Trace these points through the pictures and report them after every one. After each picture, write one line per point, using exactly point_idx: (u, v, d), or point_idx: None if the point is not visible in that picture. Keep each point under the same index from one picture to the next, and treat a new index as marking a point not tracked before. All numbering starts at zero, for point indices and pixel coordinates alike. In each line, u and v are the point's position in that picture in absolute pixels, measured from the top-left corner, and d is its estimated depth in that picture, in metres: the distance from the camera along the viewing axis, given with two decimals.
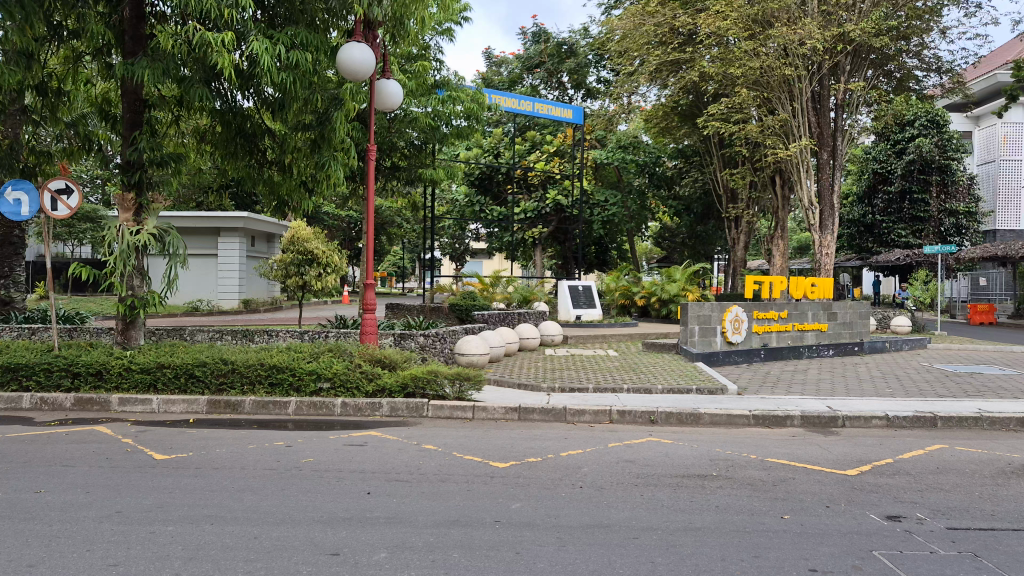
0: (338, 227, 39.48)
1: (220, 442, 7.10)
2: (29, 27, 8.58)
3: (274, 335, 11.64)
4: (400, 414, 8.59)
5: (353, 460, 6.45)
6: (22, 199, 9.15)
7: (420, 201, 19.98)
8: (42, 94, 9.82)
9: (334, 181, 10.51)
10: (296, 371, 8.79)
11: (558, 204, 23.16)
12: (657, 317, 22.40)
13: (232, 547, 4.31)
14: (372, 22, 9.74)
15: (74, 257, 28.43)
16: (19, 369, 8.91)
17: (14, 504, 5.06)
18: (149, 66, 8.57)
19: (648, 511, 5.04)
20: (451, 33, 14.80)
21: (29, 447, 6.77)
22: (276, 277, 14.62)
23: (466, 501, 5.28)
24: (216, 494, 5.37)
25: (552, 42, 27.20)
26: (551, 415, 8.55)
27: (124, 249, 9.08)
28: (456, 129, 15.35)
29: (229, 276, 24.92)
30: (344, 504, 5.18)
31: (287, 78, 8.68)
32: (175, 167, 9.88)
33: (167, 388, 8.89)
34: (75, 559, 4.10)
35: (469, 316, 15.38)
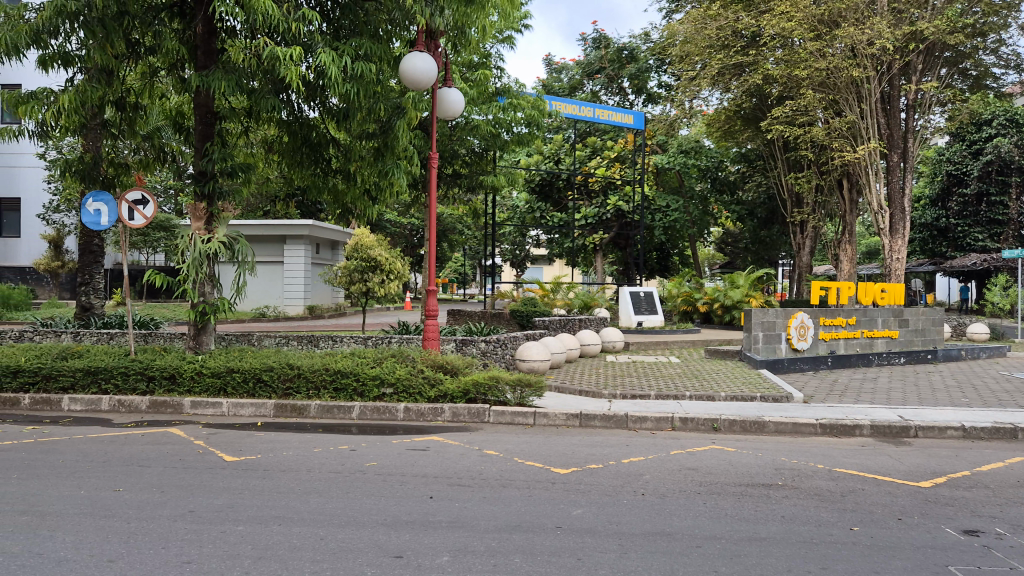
0: (400, 233, 40.06)
1: (287, 446, 7.26)
2: (109, 45, 8.99)
3: (339, 341, 11.92)
4: (462, 420, 8.65)
5: (416, 465, 6.54)
6: (102, 209, 9.56)
7: (481, 208, 20.11)
8: (120, 109, 10.18)
9: (397, 189, 10.67)
10: (359, 376, 8.95)
11: (619, 210, 22.99)
12: (719, 324, 22.05)
13: (299, 547, 4.41)
14: (435, 31, 9.84)
15: (148, 264, 29.43)
16: (99, 373, 9.27)
17: (94, 502, 5.26)
18: (222, 78, 8.93)
19: (711, 520, 4.98)
20: (512, 40, 14.86)
21: (108, 447, 7.04)
22: (340, 283, 14.87)
23: (527, 506, 5.29)
24: (283, 496, 5.49)
25: (612, 48, 27.18)
26: (612, 421, 8.49)
27: (196, 257, 9.36)
28: (517, 136, 15.51)
29: (295, 282, 25.43)
30: (407, 508, 5.24)
31: (352, 88, 8.86)
32: (245, 177, 10.14)
33: (236, 393, 9.13)
34: (151, 556, 4.24)
35: (530, 322, 15.38)
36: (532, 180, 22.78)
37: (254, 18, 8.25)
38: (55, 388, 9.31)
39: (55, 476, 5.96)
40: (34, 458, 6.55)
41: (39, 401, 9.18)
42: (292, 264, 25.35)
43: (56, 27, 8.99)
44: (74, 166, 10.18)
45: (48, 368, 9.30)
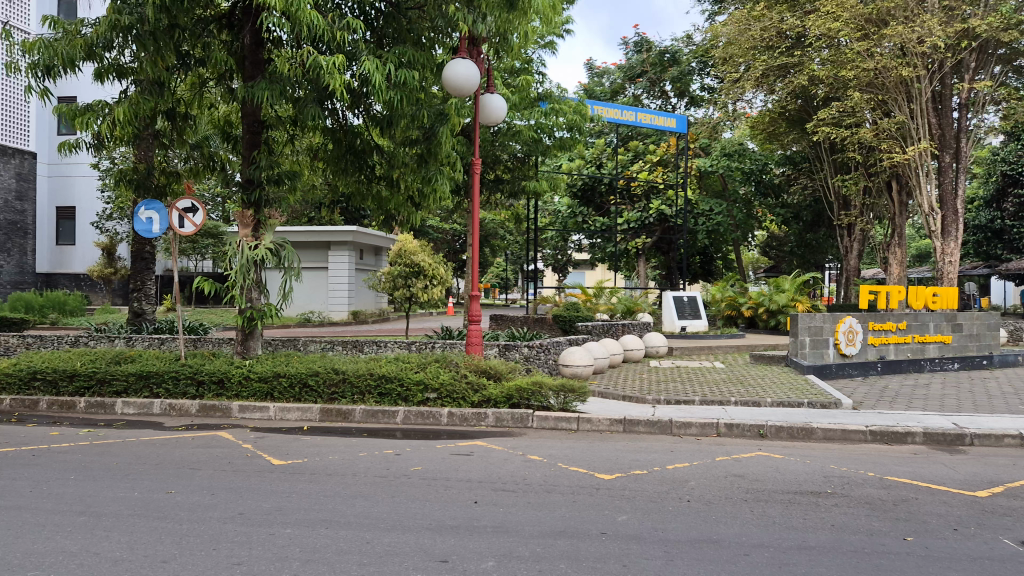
0: (443, 239, 40.34)
1: (333, 450, 7.35)
2: (160, 58, 9.21)
3: (383, 346, 12.02)
4: (506, 425, 8.66)
5: (460, 469, 6.57)
6: (154, 218, 9.83)
7: (523, 213, 20.14)
8: (171, 119, 10.40)
9: (439, 196, 10.74)
10: (403, 381, 9.02)
11: (661, 214, 22.83)
12: (765, 329, 21.76)
13: (346, 551, 4.45)
14: (477, 38, 9.88)
15: (197, 271, 30.01)
16: (152, 378, 9.49)
17: (147, 503, 5.38)
18: (267, 88, 9.10)
19: (758, 528, 4.90)
20: (554, 45, 14.88)
21: (160, 450, 7.20)
22: (384, 289, 15.00)
23: (571, 512, 5.27)
24: (330, 500, 5.56)
25: (654, 51, 27.07)
26: (656, 427, 8.42)
27: (244, 263, 9.53)
28: (559, 141, 15.53)
29: (340, 288, 25.70)
30: (452, 512, 5.26)
31: (396, 95, 8.94)
32: (291, 184, 10.27)
33: (283, 397, 9.28)
34: (203, 557, 4.32)
35: (573, 327, 15.35)
36: (573, 185, 22.74)
37: (299, 28, 8.38)
38: (109, 391, 9.54)
39: (109, 478, 6.10)
40: (90, 460, 6.72)
41: (94, 405, 9.40)
42: (337, 270, 25.65)
43: (109, 40, 9.25)
44: (129, 176, 10.44)
45: (102, 373, 9.53)
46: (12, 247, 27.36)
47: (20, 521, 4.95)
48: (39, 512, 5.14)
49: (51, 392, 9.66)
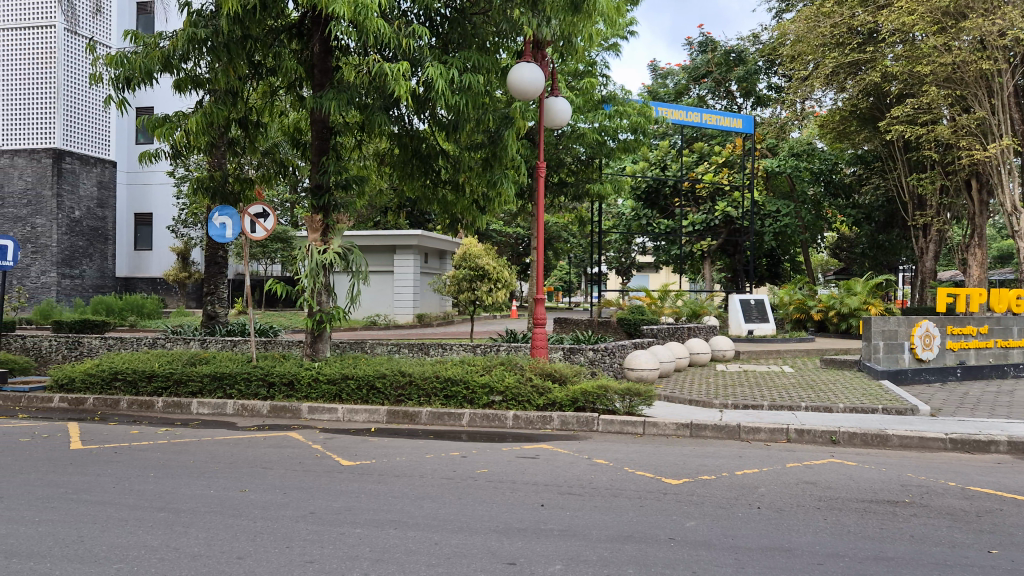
0: (506, 243, 40.52)
1: (401, 451, 7.43)
2: (233, 69, 9.52)
3: (448, 349, 12.11)
4: (571, 428, 8.65)
5: (526, 472, 6.58)
6: (227, 223, 10.12)
7: (587, 216, 20.08)
8: (244, 127, 10.71)
9: (504, 199, 10.79)
10: (469, 384, 9.09)
11: (728, 216, 22.45)
12: (835, 332, 21.20)
13: (415, 551, 4.50)
14: (541, 42, 9.92)
15: (266, 275, 30.75)
16: (225, 379, 9.78)
17: (223, 501, 5.53)
18: (335, 97, 9.31)
19: (833, 537, 4.78)
20: (618, 47, 14.81)
21: (234, 450, 7.40)
22: (449, 292, 15.13)
23: (639, 517, 5.23)
24: (398, 501, 5.63)
25: (719, 51, 26.71)
26: (724, 432, 8.30)
27: (313, 267, 9.72)
28: (623, 143, 15.45)
29: (405, 291, 26.00)
30: (518, 515, 5.27)
31: (461, 100, 9.04)
32: (358, 190, 10.43)
33: (351, 399, 9.45)
34: (277, 554, 4.42)
35: (638, 330, 15.25)
36: (637, 186, 22.61)
37: (365, 36, 8.54)
38: (185, 392, 9.85)
39: (186, 476, 6.30)
40: (169, 459, 6.96)
41: (171, 404, 9.71)
42: (402, 274, 25.94)
43: (185, 51, 9.57)
44: (205, 183, 10.79)
45: (179, 374, 9.86)
46: (94, 253, 28.46)
47: (105, 515, 5.15)
48: (122, 507, 5.34)
49: (131, 392, 10.03)
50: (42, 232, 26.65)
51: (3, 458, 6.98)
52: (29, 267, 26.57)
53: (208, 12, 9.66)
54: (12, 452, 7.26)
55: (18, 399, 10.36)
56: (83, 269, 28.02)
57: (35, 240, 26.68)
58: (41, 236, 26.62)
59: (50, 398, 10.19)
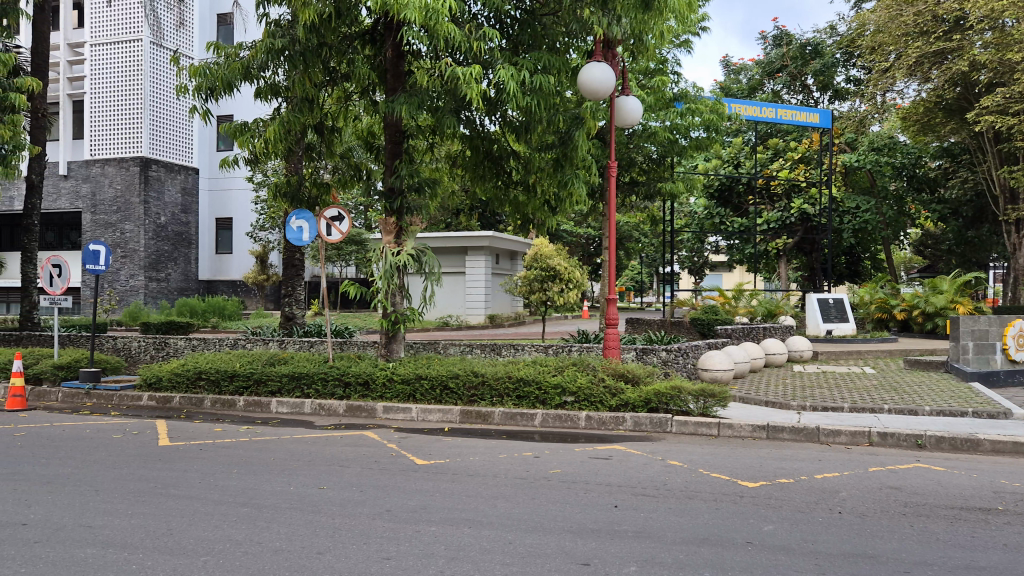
0: (577, 244, 40.42)
1: (473, 451, 7.49)
2: (308, 76, 9.78)
3: (520, 349, 12.12)
4: (644, 429, 8.58)
5: (600, 473, 6.54)
6: (303, 227, 10.36)
7: (659, 215, 19.84)
8: (319, 132, 10.99)
9: (576, 200, 10.75)
10: (541, 384, 9.10)
11: (804, 214, 21.87)
12: (919, 332, 20.45)
13: (490, 550, 4.52)
14: (611, 41, 9.89)
15: (341, 277, 31.37)
16: (303, 378, 10.03)
17: (303, 497, 5.68)
18: (406, 101, 9.45)
19: (919, 544, 4.61)
20: (689, 44, 14.60)
21: (313, 448, 7.58)
22: (520, 293, 15.18)
23: (715, 520, 5.15)
24: (473, 500, 5.67)
25: (794, 44, 26.10)
26: (802, 434, 8.09)
27: (387, 268, 9.91)
28: (695, 141, 15.24)
29: (477, 292, 26.16)
30: (592, 516, 5.25)
31: (532, 100, 9.09)
32: (431, 192, 10.53)
33: (425, 399, 9.57)
34: (355, 550, 4.51)
35: (712, 330, 15.00)
36: (710, 184, 22.25)
37: (437, 41, 8.63)
38: (265, 391, 10.15)
39: (267, 473, 6.49)
40: (251, 456, 7.18)
41: (251, 403, 10.01)
42: (474, 275, 26.10)
43: (263, 61, 9.85)
44: (282, 188, 11.09)
45: (259, 374, 10.16)
46: (178, 257, 29.54)
47: (192, 510, 5.34)
48: (208, 502, 5.53)
49: (214, 390, 10.39)
50: (131, 237, 27.84)
51: (97, 453, 7.31)
52: (118, 271, 27.79)
53: (286, 22, 9.94)
54: (106, 447, 7.60)
55: (111, 396, 10.86)
56: (169, 272, 29.08)
57: (124, 245, 27.87)
58: (130, 242, 27.81)
59: (139, 397, 10.65)
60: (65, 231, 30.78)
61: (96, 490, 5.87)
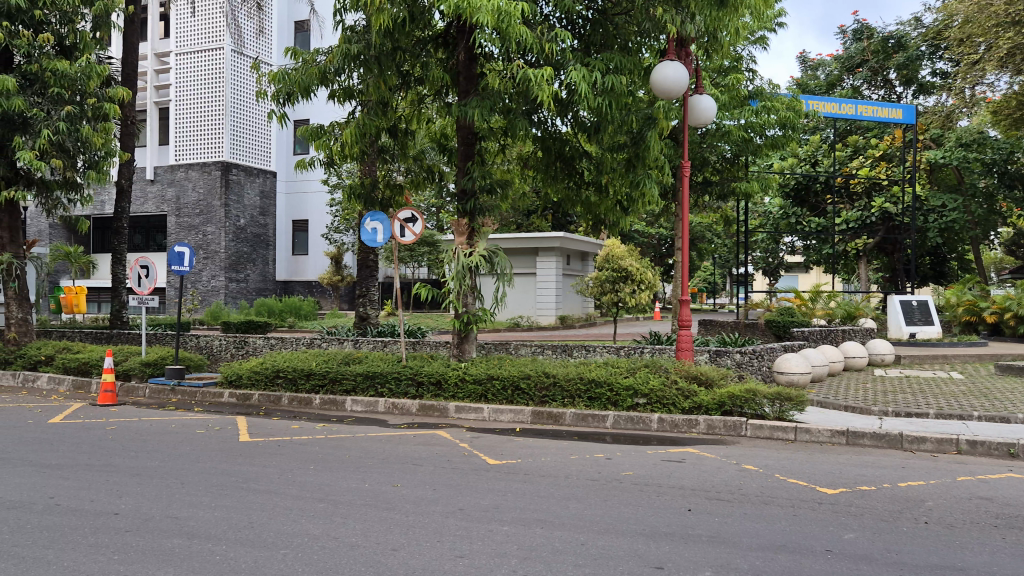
0: (649, 244, 40.08)
1: (545, 451, 7.51)
2: (383, 80, 9.96)
3: (591, 350, 12.08)
4: (718, 433, 8.45)
5: (672, 476, 6.47)
6: (377, 228, 10.59)
7: (734, 215, 19.49)
8: (393, 135, 11.16)
9: (648, 200, 10.65)
10: (613, 386, 9.06)
11: (886, 213, 21.14)
12: (1010, 336, 19.58)
13: (562, 551, 4.53)
14: (684, 40, 9.79)
15: (414, 278, 31.79)
16: (376, 378, 10.19)
17: (378, 495, 5.79)
18: (478, 104, 9.52)
19: (1013, 557, 4.42)
20: (765, 40, 14.33)
21: (387, 446, 7.71)
22: (592, 294, 15.13)
23: (792, 526, 5.03)
24: (544, 500, 5.68)
25: (876, 38, 25.30)
26: (884, 441, 7.84)
27: (459, 270, 10.03)
28: (771, 139, 14.95)
29: (548, 293, 26.17)
30: (665, 519, 5.20)
31: (603, 101, 9.06)
32: (503, 193, 10.58)
33: (496, 400, 9.62)
34: (429, 548, 4.57)
35: (788, 333, 14.66)
36: (786, 184, 21.72)
37: (509, 43, 8.68)
38: (340, 390, 10.36)
39: (343, 470, 6.63)
40: (328, 453, 7.36)
41: (327, 402, 10.25)
42: (545, 276, 26.11)
43: (339, 66, 10.09)
44: (357, 190, 11.29)
45: (334, 372, 10.39)
46: (257, 258, 30.41)
47: (272, 504, 5.50)
48: (287, 497, 5.69)
49: (292, 389, 10.68)
50: (212, 239, 28.84)
51: (183, 448, 7.60)
52: (201, 272, 28.79)
53: (361, 28, 10.17)
54: (190, 442, 7.89)
55: (194, 393, 11.26)
56: (248, 273, 29.96)
57: (207, 247, 28.87)
58: (211, 243, 28.80)
59: (221, 394, 11.02)
60: (152, 233, 32.05)
61: (181, 482, 6.10)
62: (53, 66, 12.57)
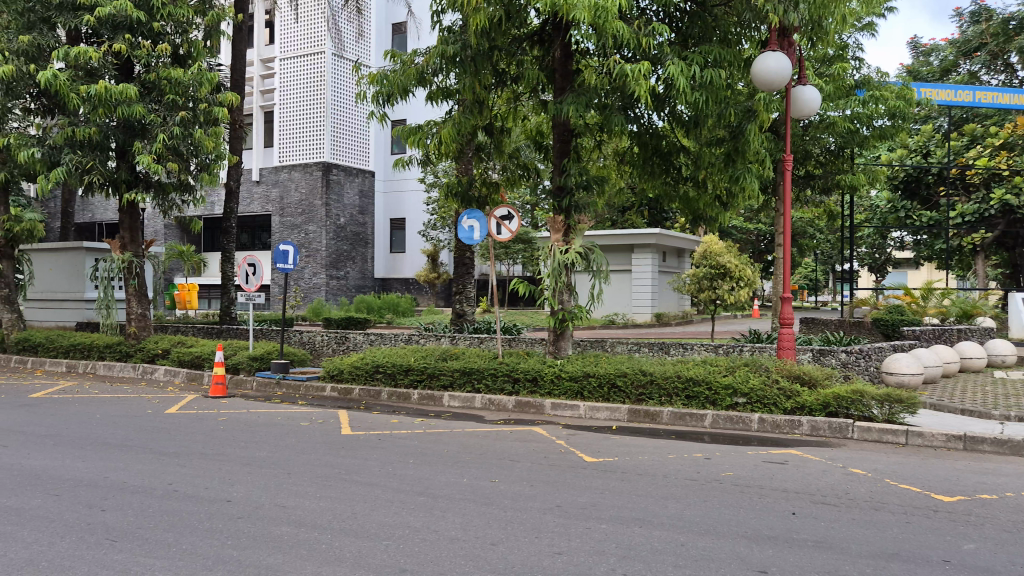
0: (748, 240, 39.13)
1: (642, 450, 7.43)
2: (479, 79, 10.06)
3: (689, 348, 11.93)
4: (822, 434, 8.19)
5: (774, 478, 6.30)
6: (475, 226, 10.69)
7: (839, 210, 18.78)
8: (489, 133, 11.26)
9: (748, 195, 10.38)
10: (712, 385, 8.90)
11: (1007, 205, 19.95)
12: None
13: (661, 551, 4.48)
14: (787, 29, 9.48)
15: (508, 275, 31.96)
16: (473, 374, 10.31)
17: (476, 489, 5.86)
18: (574, 101, 9.51)
19: None
20: (874, 27, 13.76)
21: (484, 442, 7.80)
22: (689, 291, 14.86)
23: (905, 534, 4.82)
24: (643, 499, 5.63)
25: (996, 20, 23.89)
26: (1005, 447, 7.41)
27: (555, 267, 10.05)
28: (879, 130, 14.36)
29: (643, 290, 25.87)
30: (768, 522, 5.07)
31: (701, 95, 8.88)
32: (600, 189, 10.50)
33: (592, 397, 9.58)
34: (527, 543, 4.60)
35: (898, 332, 14.04)
36: (895, 176, 20.80)
37: (605, 39, 8.62)
38: (438, 385, 10.55)
39: (441, 464, 6.74)
40: (426, 447, 7.50)
41: (425, 397, 10.45)
42: (640, 272, 25.83)
43: (437, 66, 10.28)
44: (454, 188, 11.45)
45: (432, 368, 10.58)
46: (356, 256, 31.24)
47: (374, 496, 5.64)
48: (388, 489, 5.82)
49: (391, 384, 10.92)
50: (314, 238, 29.78)
51: (289, 439, 7.88)
52: (304, 269, 29.77)
53: (458, 28, 10.32)
54: (296, 434, 8.17)
55: (298, 386, 11.67)
56: (348, 270, 30.80)
57: (309, 245, 29.83)
58: (313, 242, 29.75)
59: (323, 388, 11.36)
60: (258, 233, 33.36)
61: (288, 473, 6.33)
62: (168, 74, 13.26)
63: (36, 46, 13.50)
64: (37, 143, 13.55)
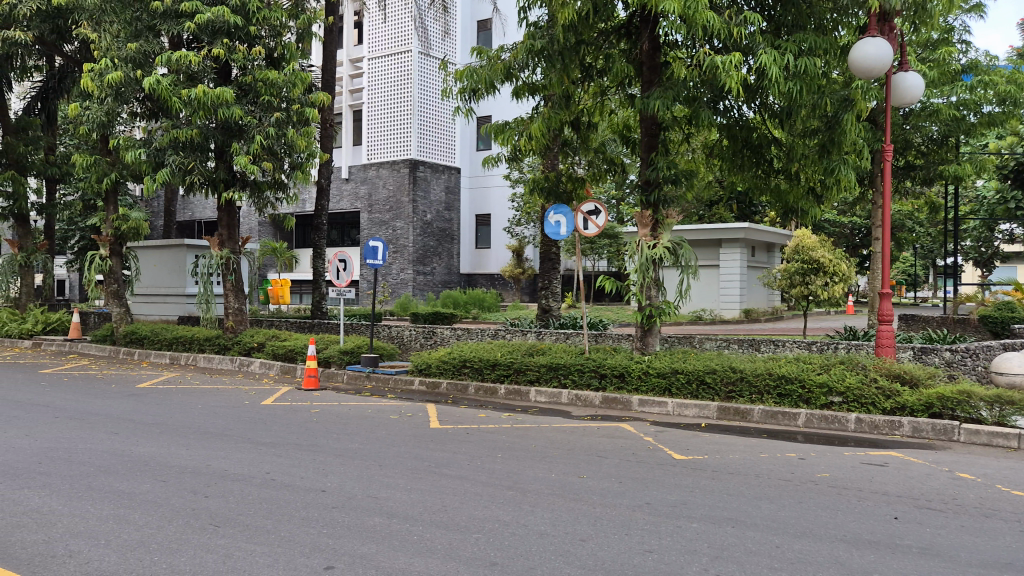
0: (841, 234, 37.76)
1: (733, 448, 7.27)
2: (566, 74, 10.03)
3: (781, 345, 11.61)
4: (925, 436, 7.84)
5: (874, 480, 6.06)
6: (560, 222, 10.62)
7: (941, 203, 17.92)
8: (576, 128, 11.20)
9: (844, 187, 10.02)
10: (805, 382, 8.64)
11: None
12: None
13: (756, 552, 4.36)
14: (888, 13, 9.09)
15: (592, 271, 31.79)
16: (560, 369, 10.30)
17: (564, 485, 5.84)
18: (662, 95, 9.36)
19: None
20: (982, 8, 13.07)
21: (571, 437, 7.77)
22: (781, 286, 14.45)
23: (1019, 543, 4.56)
24: (735, 499, 5.50)
25: None
26: None
27: (643, 261, 9.95)
28: (987, 117, 13.65)
29: (731, 285, 25.31)
30: (869, 526, 4.88)
31: (796, 85, 8.60)
32: (688, 183, 10.30)
33: (681, 394, 9.42)
34: (618, 540, 4.56)
35: (1008, 330, 13.32)
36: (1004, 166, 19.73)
37: (695, 30, 8.43)
38: (524, 380, 10.60)
39: (529, 459, 6.75)
40: (514, 442, 7.53)
41: (512, 392, 10.51)
42: (729, 267, 25.30)
43: (524, 62, 10.28)
44: (540, 184, 11.46)
45: (519, 363, 10.62)
46: (442, 251, 31.63)
47: (463, 489, 5.69)
48: (477, 483, 5.86)
49: (478, 378, 11.01)
50: (401, 234, 30.29)
51: (379, 432, 8.03)
52: (391, 265, 30.33)
53: (545, 23, 10.32)
54: (386, 427, 8.33)
55: (387, 380, 11.90)
56: (434, 266, 31.22)
57: (397, 241, 30.38)
58: (400, 238, 30.26)
59: (412, 381, 11.55)
60: (346, 229, 34.18)
61: (379, 464, 6.45)
62: (264, 76, 13.69)
63: (143, 53, 14.08)
64: (144, 145, 14.20)
